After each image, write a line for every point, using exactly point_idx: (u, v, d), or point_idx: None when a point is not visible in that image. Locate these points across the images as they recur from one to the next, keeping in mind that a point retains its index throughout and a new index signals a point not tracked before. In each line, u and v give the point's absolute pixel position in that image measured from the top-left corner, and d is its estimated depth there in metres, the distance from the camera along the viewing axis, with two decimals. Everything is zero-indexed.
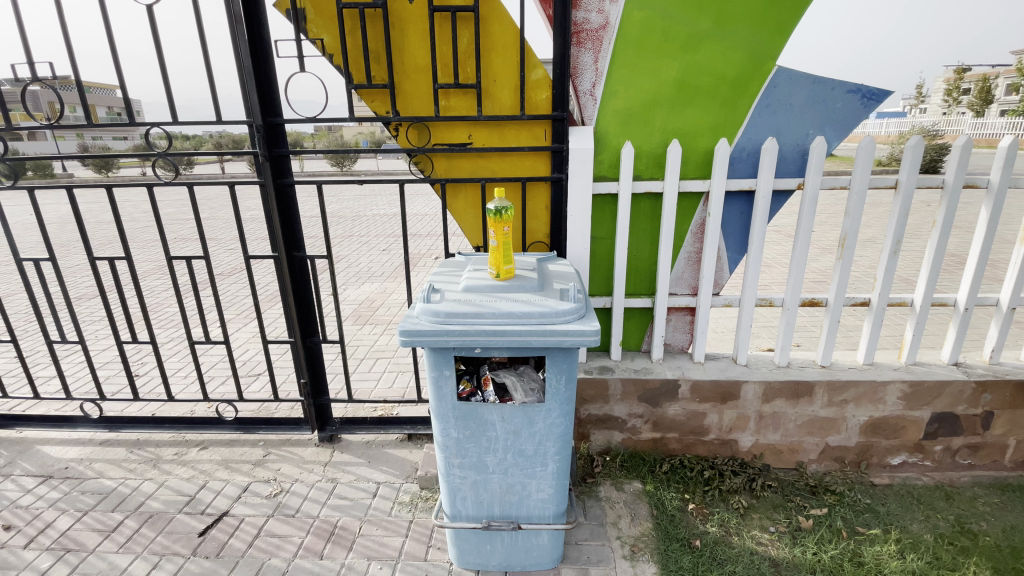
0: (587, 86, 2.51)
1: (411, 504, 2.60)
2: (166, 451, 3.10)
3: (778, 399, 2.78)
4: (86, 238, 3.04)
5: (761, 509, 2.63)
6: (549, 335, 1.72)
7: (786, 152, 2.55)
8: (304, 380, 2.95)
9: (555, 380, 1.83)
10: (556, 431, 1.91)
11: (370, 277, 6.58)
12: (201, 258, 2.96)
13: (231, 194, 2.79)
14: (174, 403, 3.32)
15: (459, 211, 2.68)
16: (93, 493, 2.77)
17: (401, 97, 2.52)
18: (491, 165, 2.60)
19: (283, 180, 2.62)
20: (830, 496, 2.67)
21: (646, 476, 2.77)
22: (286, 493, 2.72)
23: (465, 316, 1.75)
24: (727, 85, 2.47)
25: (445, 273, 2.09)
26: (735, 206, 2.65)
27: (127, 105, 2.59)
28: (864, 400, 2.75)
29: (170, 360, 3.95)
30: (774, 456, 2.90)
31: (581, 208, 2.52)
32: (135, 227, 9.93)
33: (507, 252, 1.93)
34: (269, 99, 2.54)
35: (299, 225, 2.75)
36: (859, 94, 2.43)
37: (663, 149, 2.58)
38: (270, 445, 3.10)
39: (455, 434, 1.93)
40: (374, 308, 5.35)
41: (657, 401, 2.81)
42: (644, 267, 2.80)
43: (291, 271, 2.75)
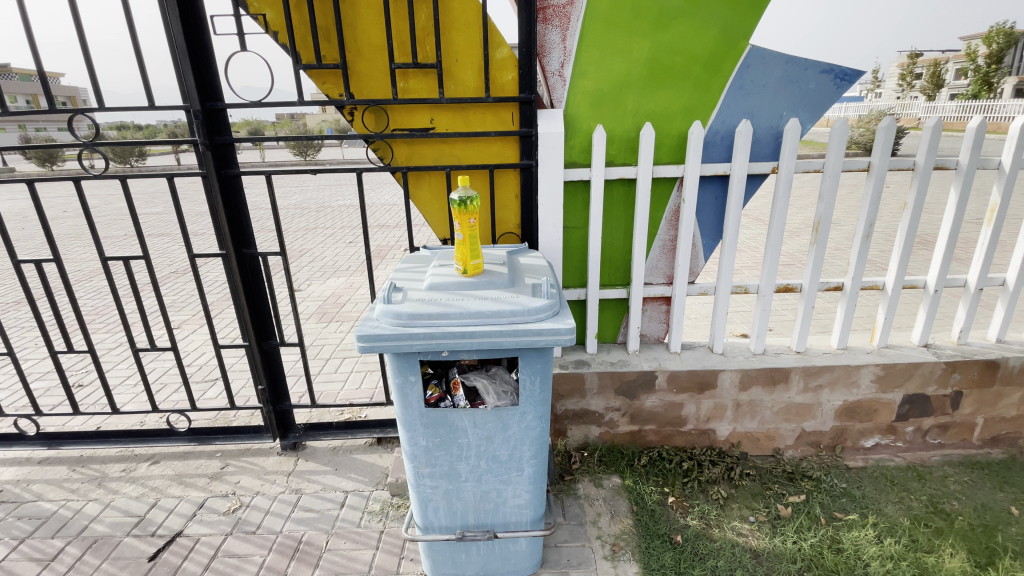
0: (555, 66, 2.37)
1: (382, 513, 2.46)
2: (112, 468, 2.86)
3: (755, 387, 2.74)
4: (9, 239, 2.74)
5: (740, 498, 2.60)
6: (522, 335, 1.59)
7: (760, 135, 2.48)
8: (262, 387, 2.75)
9: (529, 382, 1.71)
10: (531, 434, 1.80)
11: (335, 271, 6.32)
12: (141, 258, 2.70)
13: (171, 188, 2.48)
14: (120, 415, 3.07)
15: (422, 201, 2.52)
16: (30, 519, 2.53)
17: (355, 78, 2.32)
18: (455, 151, 2.45)
19: (228, 171, 2.38)
20: (808, 482, 2.67)
21: (625, 471, 2.70)
22: (245, 508, 2.54)
23: (429, 318, 1.61)
24: (701, 65, 2.37)
25: (408, 269, 1.94)
26: (710, 191, 2.57)
27: (46, 89, 2.30)
28: (838, 384, 2.74)
29: (117, 369, 3.67)
30: (751, 444, 2.87)
31: (552, 196, 2.39)
32: (79, 225, 9.30)
33: (474, 245, 1.79)
34: (208, 81, 2.30)
35: (248, 220, 2.54)
36: (832, 74, 2.37)
37: (635, 133, 2.47)
38: (228, 456, 2.90)
39: (424, 443, 1.79)
40: (340, 305, 5.12)
41: (634, 393, 2.74)
42: (618, 256, 2.70)
43: (242, 271, 2.55)
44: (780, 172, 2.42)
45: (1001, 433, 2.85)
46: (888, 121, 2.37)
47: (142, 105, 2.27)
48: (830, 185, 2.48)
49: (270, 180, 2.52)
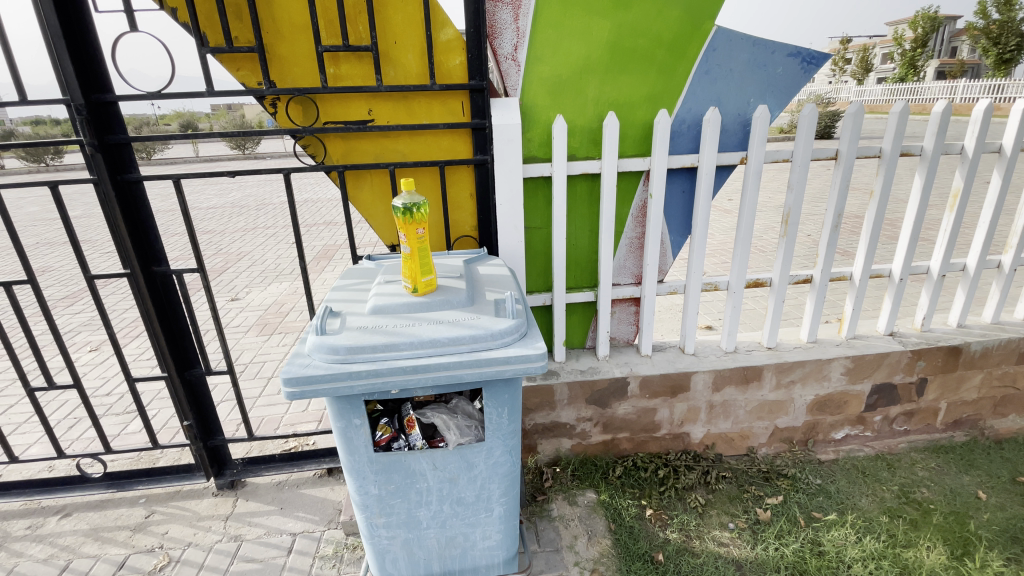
0: (507, 49, 2.13)
1: (335, 557, 2.18)
2: (15, 526, 2.38)
3: (728, 387, 2.63)
4: None
5: (717, 504, 2.47)
6: (484, 365, 1.37)
7: (728, 123, 2.33)
8: (187, 423, 2.39)
9: (496, 415, 1.50)
10: (501, 471, 1.59)
11: (277, 275, 5.85)
12: (26, 282, 2.26)
13: (56, 198, 2.04)
14: (20, 464, 2.61)
15: (364, 204, 2.23)
16: None
17: (275, 64, 1.99)
18: (399, 146, 2.16)
19: (126, 176, 2.00)
20: (784, 481, 2.58)
21: (599, 484, 2.53)
22: (175, 564, 2.18)
23: (373, 351, 1.35)
24: (664, 48, 2.18)
25: (348, 287, 1.66)
26: (677, 184, 2.40)
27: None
28: (810, 379, 2.67)
29: (15, 406, 3.14)
30: (725, 445, 2.77)
31: (510, 195, 2.17)
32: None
33: (424, 259, 1.53)
34: (93, 68, 1.89)
35: (157, 233, 2.16)
36: (799, 58, 2.24)
37: (597, 123, 2.26)
38: (154, 501, 2.50)
39: (376, 491, 1.55)
40: (282, 314, 4.71)
41: (606, 402, 2.57)
42: (584, 257, 2.50)
43: (152, 292, 2.18)
44: (749, 162, 2.28)
45: (963, 416, 2.88)
46: (856, 106, 2.27)
47: (13, 101, 1.86)
48: (800, 175, 2.36)
49: (182, 185, 2.14)
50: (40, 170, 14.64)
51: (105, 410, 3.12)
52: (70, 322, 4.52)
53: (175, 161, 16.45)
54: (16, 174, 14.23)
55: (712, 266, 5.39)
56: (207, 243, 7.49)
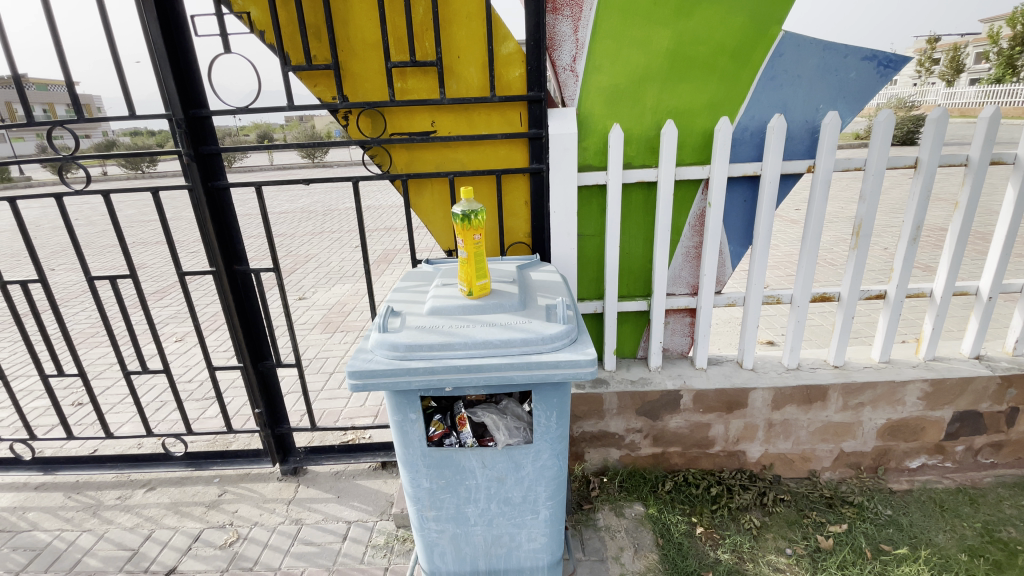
0: (566, 61, 2.17)
1: (386, 547, 2.28)
2: (108, 495, 2.62)
3: (790, 406, 2.51)
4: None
5: (774, 527, 2.36)
6: (534, 368, 1.40)
7: (794, 130, 2.25)
8: (258, 410, 2.60)
9: (544, 418, 1.53)
10: (548, 474, 1.61)
11: (341, 277, 6.19)
12: (127, 276, 2.50)
13: (155, 201, 2.26)
14: (115, 439, 2.88)
15: (424, 211, 2.33)
16: (23, 551, 2.31)
17: (349, 79, 2.14)
18: (459, 156, 2.25)
19: (215, 183, 2.20)
20: (849, 509, 2.43)
21: (648, 498, 2.49)
22: (243, 541, 2.35)
23: (430, 350, 1.42)
24: (727, 56, 2.14)
25: (408, 288, 1.75)
26: (738, 193, 2.34)
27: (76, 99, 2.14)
28: (881, 402, 2.50)
29: (113, 387, 3.50)
30: (785, 466, 2.64)
31: (566, 202, 2.20)
32: (89, 232, 9.24)
33: (480, 264, 1.58)
34: (191, 87, 2.10)
35: (238, 234, 2.36)
36: (875, 62, 2.13)
37: (655, 131, 2.25)
38: (227, 482, 2.70)
39: (428, 484, 1.62)
40: (345, 313, 4.97)
41: (657, 414, 2.52)
42: (638, 266, 2.48)
43: (233, 288, 2.39)
44: (817, 170, 2.19)
45: None
46: (939, 111, 2.12)
47: (125, 115, 2.11)
48: (874, 184, 2.22)
49: (262, 191, 2.31)
50: (138, 176, 16.26)
51: (188, 396, 3.42)
52: (160, 314, 4.99)
53: (252, 169, 17.72)
54: (117, 179, 15.86)
55: (775, 278, 5.16)
56: (279, 245, 8.03)
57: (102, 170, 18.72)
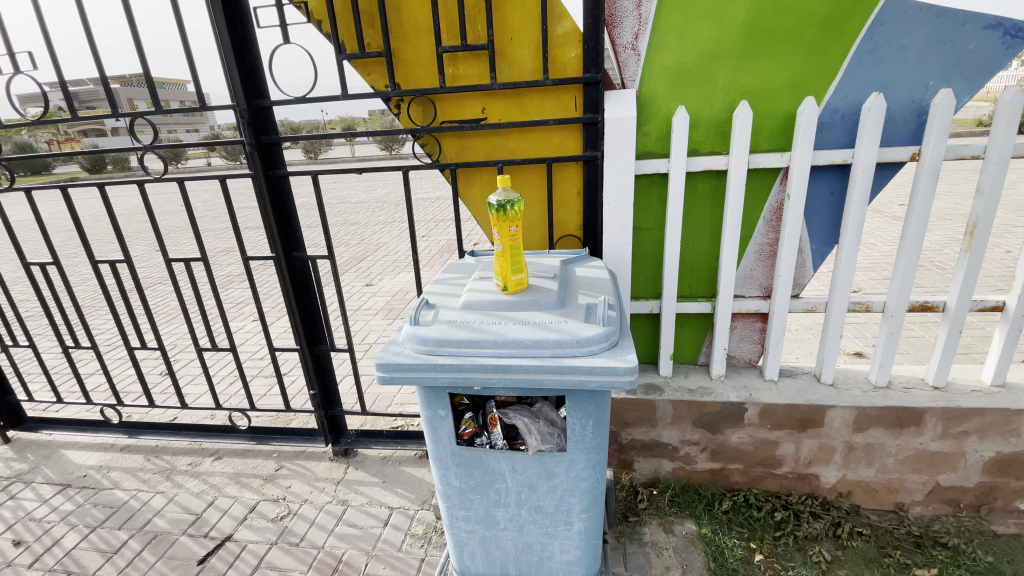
0: (627, 39, 1.98)
1: (424, 538, 2.28)
2: (180, 461, 2.85)
3: (875, 429, 2.20)
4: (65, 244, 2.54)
5: (847, 563, 2.09)
6: (567, 373, 1.29)
7: (896, 112, 1.93)
8: (313, 392, 2.69)
9: (579, 426, 1.42)
10: (583, 485, 1.51)
11: (406, 265, 6.36)
12: (200, 260, 2.67)
13: (222, 189, 2.38)
14: (190, 410, 3.12)
15: (473, 201, 2.27)
16: (104, 506, 2.56)
17: (401, 66, 2.11)
18: (510, 144, 2.16)
19: (276, 171, 2.27)
20: (941, 552, 2.09)
21: (701, 516, 2.30)
22: (293, 516, 2.45)
23: (458, 346, 1.35)
24: (815, 26, 1.87)
25: (447, 281, 1.70)
26: (824, 184, 2.06)
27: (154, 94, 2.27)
28: (990, 432, 2.13)
29: (194, 361, 3.80)
30: (866, 495, 2.33)
31: (621, 193, 2.04)
32: (190, 218, 10.19)
33: (516, 258, 1.49)
34: (254, 78, 2.17)
35: (297, 222, 2.44)
36: (1001, 30, 1.78)
37: (727, 114, 2.03)
38: (284, 457, 2.84)
39: (457, 484, 1.57)
40: (406, 301, 5.09)
41: (717, 426, 2.31)
42: (702, 264, 2.27)
43: (292, 274, 2.47)
44: (923, 158, 1.88)
45: None
46: None
47: (196, 107, 2.22)
48: (995, 176, 1.87)
49: (318, 179, 2.35)
50: (235, 167, 17.74)
51: (256, 373, 3.66)
52: (240, 295, 5.38)
53: (334, 161, 18.74)
54: (217, 170, 17.39)
55: (867, 281, 4.62)
56: (351, 233, 8.41)
57: (206, 161, 20.63)
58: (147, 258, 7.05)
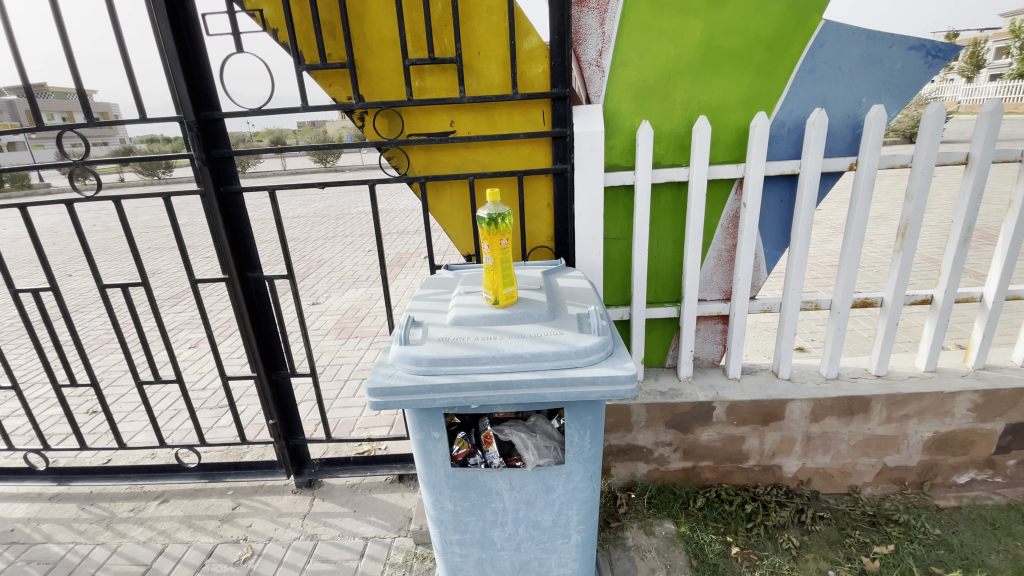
0: (592, 55, 2.05)
1: (405, 566, 2.18)
2: (121, 507, 2.57)
3: (829, 418, 2.36)
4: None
5: (814, 547, 2.23)
6: (568, 385, 1.29)
7: (835, 126, 2.12)
8: (273, 421, 2.52)
9: (577, 438, 1.42)
10: (580, 496, 1.50)
11: (354, 281, 6.15)
12: (139, 284, 2.42)
13: (167, 207, 2.19)
14: (129, 450, 2.82)
15: (443, 215, 2.23)
16: (37, 564, 2.27)
17: (365, 79, 2.05)
18: (480, 157, 2.15)
19: (228, 188, 2.13)
20: (894, 528, 2.28)
21: (679, 515, 2.36)
22: (257, 557, 2.26)
23: (455, 364, 1.31)
24: (763, 47, 2.02)
25: (429, 297, 1.65)
26: (775, 193, 2.21)
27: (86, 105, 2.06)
28: (928, 413, 2.36)
29: (127, 395, 3.46)
30: (823, 481, 2.49)
31: (592, 204, 2.09)
32: (105, 239, 9.32)
33: (506, 271, 1.47)
34: (202, 88, 2.03)
35: (252, 241, 2.29)
36: (923, 51, 2.00)
37: (687, 127, 2.13)
38: (241, 494, 2.63)
39: (452, 507, 1.52)
40: (359, 319, 4.91)
41: (688, 426, 2.39)
42: (667, 271, 2.36)
43: (247, 296, 2.31)
44: (860, 167, 2.06)
45: None
46: (994, 103, 1.97)
47: (136, 119, 2.05)
48: (922, 182, 2.08)
49: (276, 195, 2.21)
50: (154, 183, 16.50)
51: (201, 404, 3.40)
52: (174, 320, 4.99)
53: (265, 175, 17.87)
54: (132, 186, 16.10)
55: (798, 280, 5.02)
56: (292, 249, 8.04)
57: (118, 177, 19.01)
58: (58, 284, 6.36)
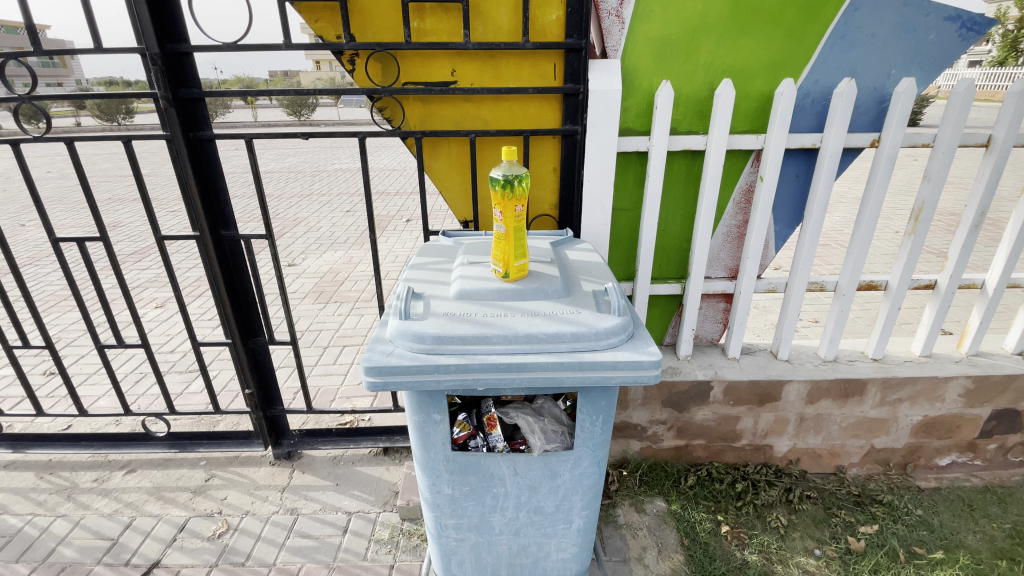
0: (612, 4, 1.86)
1: (391, 543, 2.10)
2: (83, 477, 2.41)
3: (825, 400, 2.34)
4: None
5: (801, 526, 2.24)
6: (587, 370, 1.18)
7: (860, 98, 2.00)
8: (249, 390, 2.37)
9: (589, 423, 1.32)
10: (586, 482, 1.42)
11: (333, 243, 5.90)
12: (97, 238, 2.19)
13: (128, 152, 1.95)
14: (90, 417, 2.64)
15: (439, 175, 2.06)
16: None
17: (358, 16, 1.82)
18: (482, 112, 1.96)
19: (199, 133, 1.90)
20: (878, 508, 2.31)
21: (670, 493, 2.34)
22: (233, 532, 2.15)
23: (462, 343, 1.18)
24: (795, 7, 1.86)
25: (428, 266, 1.50)
26: (791, 167, 2.10)
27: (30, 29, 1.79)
28: (920, 398, 2.36)
29: (88, 357, 3.24)
30: (812, 461, 2.50)
31: (602, 170, 1.94)
32: (60, 186, 8.71)
33: (519, 241, 1.33)
34: (167, 16, 1.77)
35: (225, 195, 2.06)
36: (959, 23, 1.88)
37: (707, 92, 1.98)
38: (214, 465, 2.49)
39: (449, 491, 1.42)
40: (338, 283, 4.70)
41: (684, 405, 2.34)
42: (673, 245, 2.25)
43: (220, 256, 2.11)
44: (883, 144, 1.96)
45: None
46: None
47: (89, 48, 1.79)
48: (941, 163, 1.99)
49: (253, 144, 1.98)
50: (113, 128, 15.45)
51: (170, 368, 3.20)
52: (139, 277, 4.70)
53: (235, 126, 16.93)
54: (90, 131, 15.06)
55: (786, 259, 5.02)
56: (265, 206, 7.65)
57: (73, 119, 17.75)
58: (7, 234, 5.91)
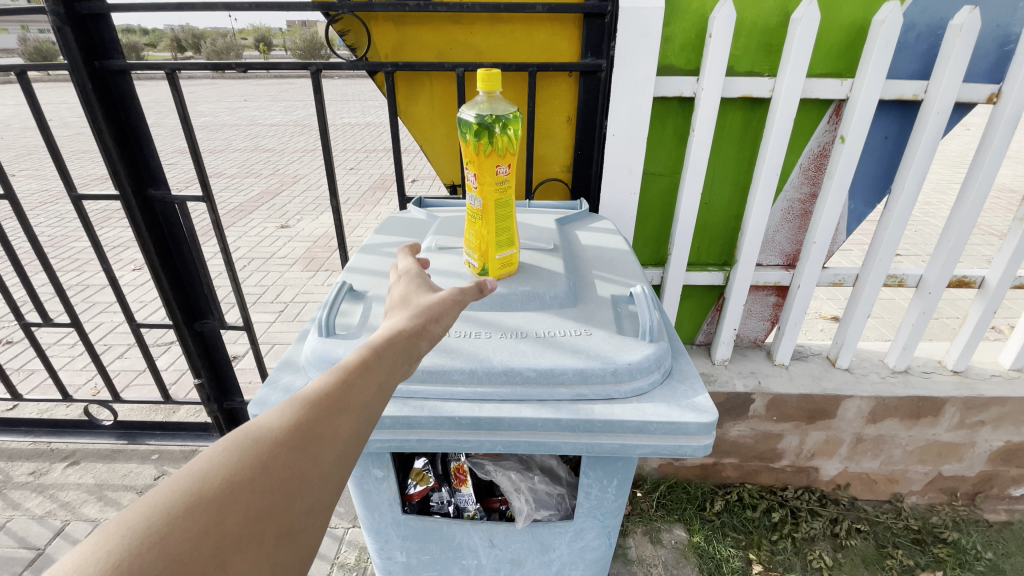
0: None
1: (357, 569, 1.77)
2: (19, 470, 2.15)
3: (890, 420, 1.91)
4: None
5: (848, 568, 1.84)
6: (597, 433, 0.76)
7: (985, 32, 1.46)
8: (200, 380, 2.01)
9: (597, 488, 0.92)
10: (590, 557, 1.03)
11: (331, 203, 5.48)
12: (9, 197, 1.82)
13: (23, 88, 1.55)
14: (34, 398, 2.35)
15: (418, 125, 1.61)
16: None
17: None
18: (474, 41, 1.48)
19: (105, 62, 1.47)
20: (943, 549, 1.90)
21: (692, 520, 1.96)
22: None
23: (405, 382, 0.77)
24: None
25: (382, 250, 1.09)
26: (879, 126, 1.59)
27: None
28: (1006, 421, 1.91)
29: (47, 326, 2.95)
30: (864, 487, 2.09)
31: (630, 122, 1.46)
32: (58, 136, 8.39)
33: (503, 222, 0.91)
34: None
35: (150, 145, 1.64)
36: None
37: (779, 17, 1.47)
38: (167, 461, 2.20)
39: (403, 559, 1.04)
40: (332, 247, 4.31)
41: (716, 420, 1.93)
42: (716, 223, 1.78)
43: (150, 222, 1.70)
44: (1007, 99, 1.45)
45: None
46: None
47: None
48: None
49: (178, 79, 1.52)
50: None
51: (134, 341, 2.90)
52: (121, 236, 4.38)
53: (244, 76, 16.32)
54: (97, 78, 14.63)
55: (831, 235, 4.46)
56: (265, 162, 7.23)
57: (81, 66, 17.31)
58: None
